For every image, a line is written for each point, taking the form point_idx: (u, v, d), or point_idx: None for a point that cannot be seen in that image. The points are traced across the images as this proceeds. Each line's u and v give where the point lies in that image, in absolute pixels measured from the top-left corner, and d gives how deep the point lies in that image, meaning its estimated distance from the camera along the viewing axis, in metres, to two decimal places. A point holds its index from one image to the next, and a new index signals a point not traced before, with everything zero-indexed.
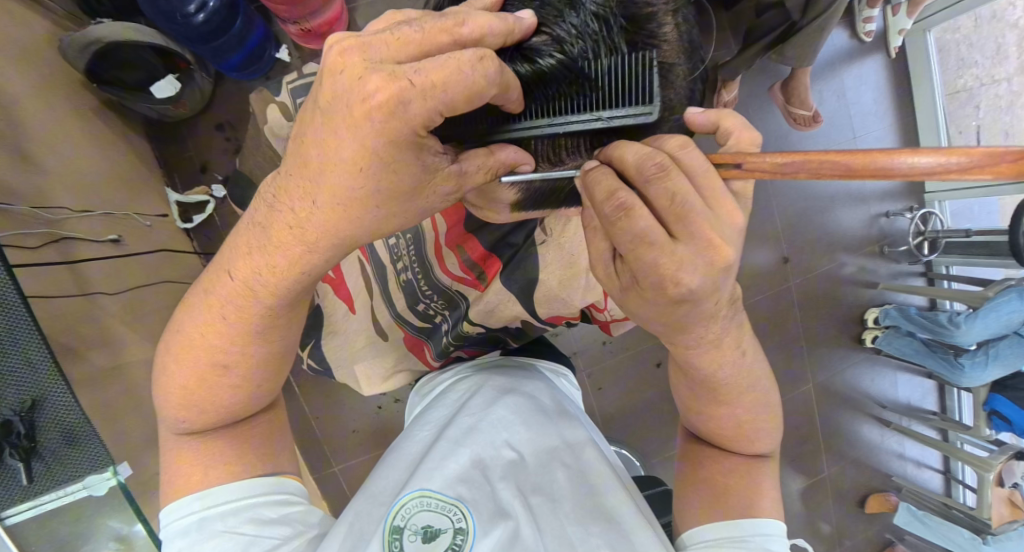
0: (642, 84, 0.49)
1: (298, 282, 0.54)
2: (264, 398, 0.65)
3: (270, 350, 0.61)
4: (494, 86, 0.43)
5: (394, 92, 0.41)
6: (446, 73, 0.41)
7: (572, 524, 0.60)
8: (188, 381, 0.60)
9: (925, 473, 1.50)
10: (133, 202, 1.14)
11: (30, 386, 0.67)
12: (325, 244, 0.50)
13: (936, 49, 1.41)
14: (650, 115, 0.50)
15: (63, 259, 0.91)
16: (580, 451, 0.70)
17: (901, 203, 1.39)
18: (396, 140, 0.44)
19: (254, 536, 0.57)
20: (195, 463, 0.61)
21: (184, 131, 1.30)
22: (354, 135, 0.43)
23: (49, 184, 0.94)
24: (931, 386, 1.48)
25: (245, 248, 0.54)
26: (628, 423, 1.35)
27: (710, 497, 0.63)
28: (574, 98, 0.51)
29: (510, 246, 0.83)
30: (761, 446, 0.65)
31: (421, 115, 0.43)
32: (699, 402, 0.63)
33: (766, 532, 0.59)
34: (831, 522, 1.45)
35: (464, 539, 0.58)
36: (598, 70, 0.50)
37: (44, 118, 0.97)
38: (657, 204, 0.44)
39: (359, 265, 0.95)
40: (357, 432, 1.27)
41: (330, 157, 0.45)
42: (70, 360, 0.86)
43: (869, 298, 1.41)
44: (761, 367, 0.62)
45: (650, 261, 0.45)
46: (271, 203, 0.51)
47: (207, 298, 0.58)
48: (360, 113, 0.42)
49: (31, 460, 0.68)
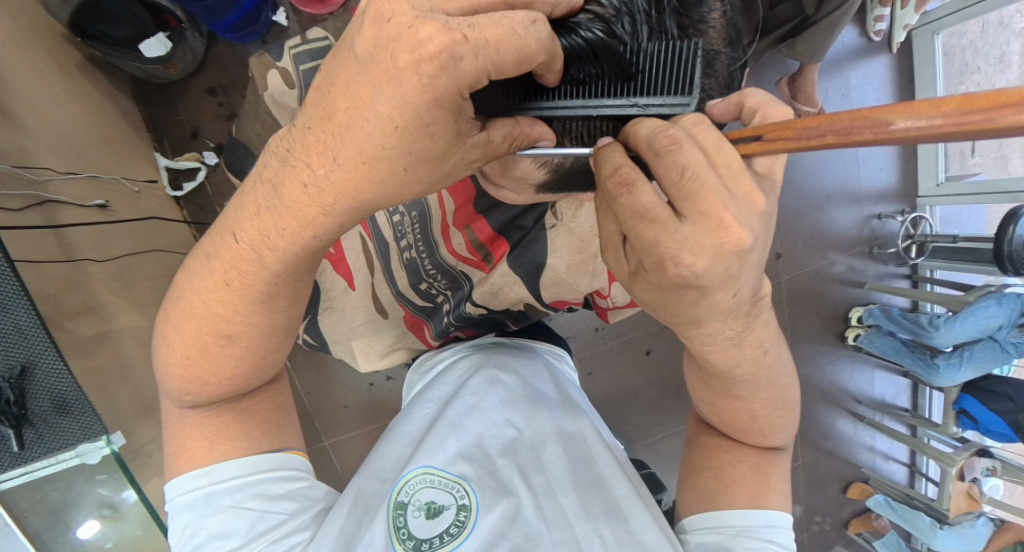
0: (683, 73, 0.49)
1: (309, 247, 0.52)
2: (269, 370, 0.64)
3: (275, 320, 0.59)
4: (543, 51, 0.43)
5: (445, 44, 0.39)
6: (501, 32, 0.40)
7: (571, 504, 0.61)
8: (190, 351, 0.59)
9: (892, 465, 1.56)
10: (118, 165, 1.10)
11: (18, 354, 0.66)
12: (342, 206, 0.47)
13: (942, 53, 1.40)
14: (688, 106, 0.50)
15: (47, 222, 0.88)
16: (581, 435, 0.71)
17: (893, 205, 1.42)
18: (440, 98, 0.41)
19: (262, 512, 0.58)
20: (199, 439, 0.61)
21: (175, 91, 1.24)
22: (395, 87, 0.41)
23: (33, 144, 0.90)
24: (904, 385, 1.54)
25: (252, 209, 0.52)
26: (616, 407, 1.38)
27: (715, 486, 0.65)
28: (612, 80, 0.50)
29: (520, 229, 0.84)
30: (773, 440, 0.66)
31: (470, 73, 0.40)
32: (709, 395, 0.64)
33: (774, 523, 0.62)
34: (802, 505, 1.50)
35: (467, 515, 0.60)
36: (641, 54, 0.49)
37: (27, 73, 0.93)
38: (665, 173, 0.44)
39: (361, 240, 0.91)
40: (349, 408, 1.28)
41: (361, 112, 0.42)
42: (56, 329, 0.84)
43: (855, 297, 1.44)
44: (784, 363, 0.61)
45: (650, 236, 0.44)
46: (283, 158, 0.48)
47: (210, 264, 0.56)
48: (405, 63, 0.40)
49: (21, 427, 0.68)
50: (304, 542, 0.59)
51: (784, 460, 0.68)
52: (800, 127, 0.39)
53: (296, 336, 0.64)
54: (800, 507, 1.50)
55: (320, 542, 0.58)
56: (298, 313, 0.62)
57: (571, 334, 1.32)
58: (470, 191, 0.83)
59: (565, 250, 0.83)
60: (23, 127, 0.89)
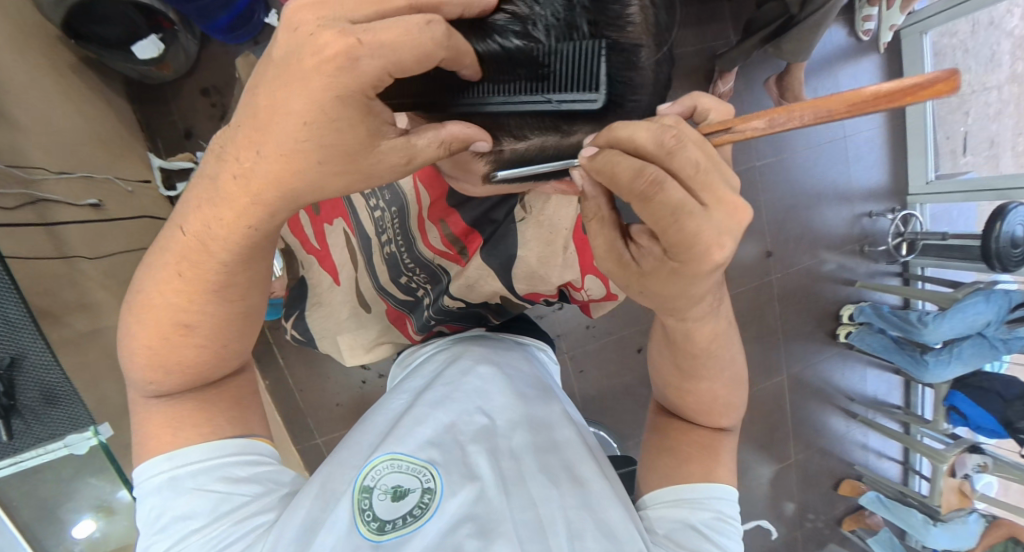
0: (593, 73, 0.49)
1: (249, 238, 0.53)
2: (235, 358, 0.65)
3: (232, 309, 0.60)
4: (443, 48, 0.42)
5: (343, 48, 0.40)
6: (398, 35, 0.40)
7: (537, 486, 0.61)
8: (153, 339, 0.59)
9: (885, 463, 1.55)
10: (110, 164, 1.10)
11: (8, 346, 0.66)
12: (270, 196, 0.49)
13: (932, 53, 1.40)
14: (595, 103, 0.51)
15: (39, 220, 0.90)
16: (549, 423, 0.71)
17: (884, 204, 1.42)
18: (345, 96, 0.42)
19: (226, 493, 0.59)
20: (166, 426, 0.61)
21: (170, 92, 1.25)
22: (302, 88, 0.42)
23: (23, 142, 0.92)
24: (897, 382, 1.53)
25: (196, 202, 0.53)
26: (607, 404, 1.38)
27: (673, 465, 0.66)
28: (526, 79, 0.50)
29: (492, 223, 0.84)
30: (724, 420, 0.67)
31: (370, 74, 0.41)
32: (676, 377, 0.66)
33: (723, 495, 0.64)
34: (796, 503, 1.49)
35: (431, 498, 0.60)
36: (556, 55, 0.48)
37: (20, 73, 0.94)
38: (679, 169, 0.41)
39: (344, 236, 0.93)
40: (341, 406, 1.28)
41: (275, 109, 0.43)
42: (46, 324, 0.85)
43: (846, 295, 1.44)
44: (737, 343, 0.65)
45: (692, 229, 0.42)
46: (218, 152, 0.50)
47: (164, 257, 0.57)
48: (309, 65, 0.41)
49: (10, 418, 0.69)
50: (269, 522, 0.59)
51: (732, 443, 0.69)
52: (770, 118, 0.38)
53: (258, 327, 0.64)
54: (793, 506, 1.49)
55: (283, 526, 0.58)
56: (257, 301, 0.62)
57: (561, 332, 1.33)
58: (445, 186, 0.83)
59: (535, 243, 0.83)
60: (13, 124, 0.90)
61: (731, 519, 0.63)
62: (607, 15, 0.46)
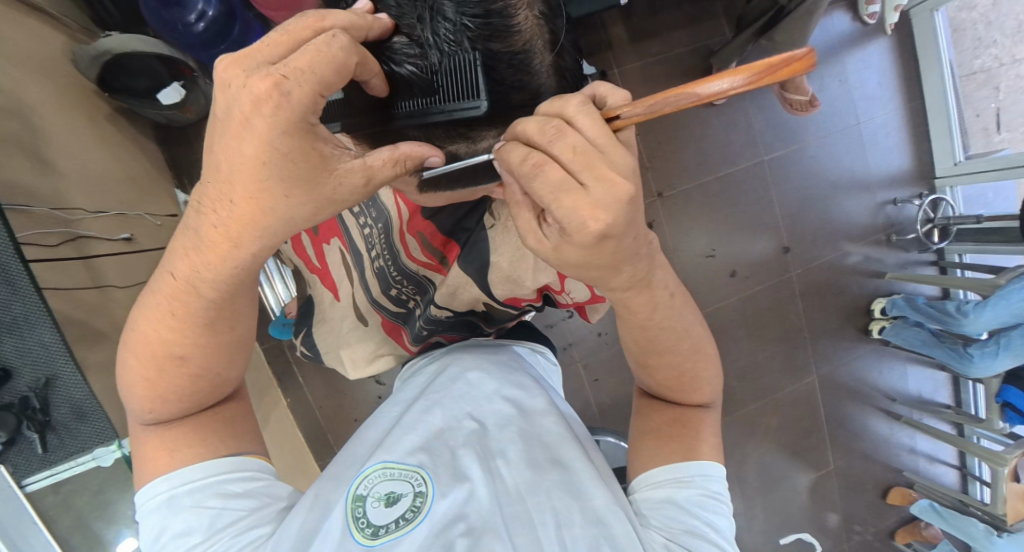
0: (474, 80, 0.52)
1: (237, 277, 0.57)
2: (227, 381, 0.69)
3: (222, 338, 0.64)
4: (353, 54, 0.46)
5: (272, 85, 0.44)
6: (311, 57, 0.44)
7: (527, 486, 0.60)
8: (148, 369, 0.64)
9: (938, 468, 1.46)
10: (141, 201, 1.21)
11: (43, 367, 0.73)
12: (249, 237, 0.52)
13: (947, 31, 1.33)
14: (480, 108, 0.53)
15: (79, 255, 0.99)
16: (539, 417, 0.70)
17: (909, 190, 1.39)
18: (290, 130, 0.46)
19: (221, 508, 0.61)
20: (162, 449, 0.64)
21: (193, 134, 1.36)
22: (251, 133, 0.46)
23: (66, 187, 1.02)
24: (944, 379, 1.45)
25: (182, 250, 0.57)
26: (625, 413, 1.36)
27: (659, 446, 0.67)
28: (421, 94, 0.55)
29: (465, 231, 0.86)
30: (701, 395, 0.69)
31: (304, 101, 0.45)
32: (643, 357, 0.67)
33: (709, 473, 0.64)
34: (839, 514, 1.43)
35: (423, 501, 0.59)
36: (444, 69, 0.53)
37: (62, 126, 1.06)
38: (560, 154, 0.45)
39: (340, 253, 0.98)
40: (359, 422, 1.32)
41: (233, 160, 0.47)
42: (82, 348, 0.93)
43: (876, 288, 1.40)
44: (694, 315, 0.65)
45: (568, 205, 0.45)
46: (196, 208, 0.53)
47: (156, 298, 0.61)
48: (250, 110, 0.45)
49: (46, 432, 0.73)
50: (265, 535, 0.61)
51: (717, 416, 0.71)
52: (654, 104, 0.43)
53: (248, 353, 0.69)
54: (836, 516, 1.44)
55: (278, 538, 0.59)
56: (247, 329, 0.67)
57: (571, 341, 1.33)
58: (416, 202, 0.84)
59: (505, 249, 0.83)
60: (56, 171, 1.01)
61: (715, 495, 0.63)
62: (487, 28, 0.51)
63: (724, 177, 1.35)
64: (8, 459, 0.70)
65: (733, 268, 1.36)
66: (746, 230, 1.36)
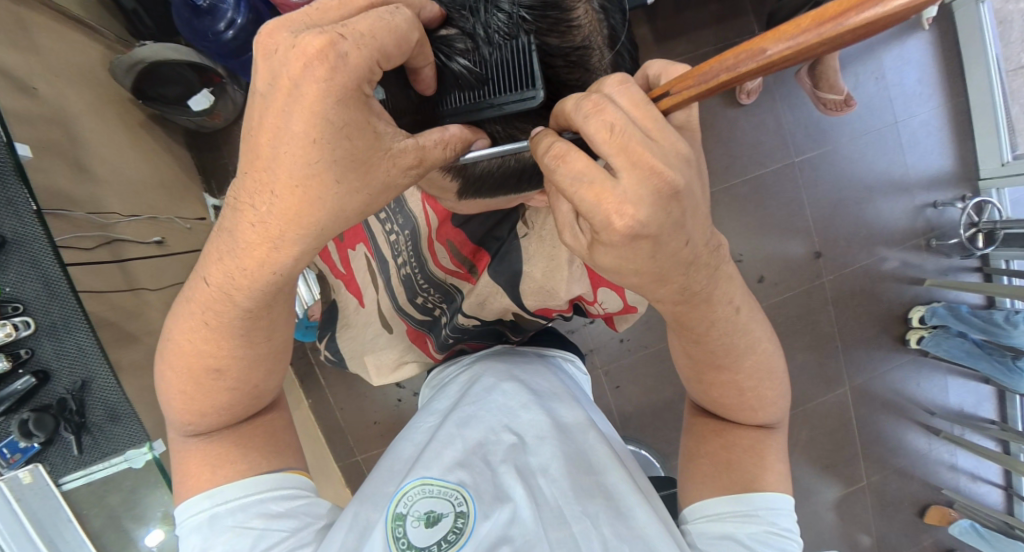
0: (528, 71, 0.52)
1: (272, 284, 0.57)
2: (264, 396, 0.69)
3: (259, 351, 0.64)
4: (416, 28, 0.47)
5: (327, 42, 0.44)
6: (372, 23, 0.45)
7: (569, 505, 0.59)
8: (186, 386, 0.64)
9: (981, 487, 1.39)
10: (173, 206, 1.25)
11: (79, 370, 0.75)
12: (292, 235, 0.51)
13: (992, 23, 1.26)
14: (535, 99, 0.52)
15: (113, 258, 1.03)
16: (579, 431, 0.69)
17: (951, 192, 1.32)
18: (344, 98, 0.45)
19: (263, 530, 0.60)
20: (202, 464, 0.64)
21: (222, 139, 1.40)
22: (301, 102, 0.45)
23: (104, 191, 1.06)
24: (988, 392, 1.38)
25: (217, 256, 0.57)
26: (647, 422, 1.33)
27: (715, 472, 0.65)
28: (472, 85, 0.54)
29: (497, 240, 0.88)
30: (764, 416, 0.66)
31: (360, 63, 0.45)
32: (699, 373, 0.65)
33: (774, 505, 0.62)
34: (872, 534, 1.37)
35: (465, 522, 0.58)
36: (498, 62, 0.53)
37: (98, 133, 1.09)
38: (594, 133, 0.43)
39: (364, 260, 0.98)
40: (378, 424, 1.34)
41: (278, 141, 0.47)
42: (116, 350, 0.97)
43: (914, 296, 1.34)
44: (762, 326, 0.63)
45: (595, 198, 0.43)
46: (233, 207, 0.53)
47: (190, 306, 0.61)
48: (299, 71, 0.44)
49: (81, 434, 0.75)
50: None
51: (781, 441, 0.68)
52: (698, 74, 0.41)
53: (284, 366, 0.69)
54: (870, 536, 1.38)
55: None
56: (282, 343, 0.66)
57: (592, 346, 1.31)
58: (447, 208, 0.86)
59: (539, 258, 0.86)
60: (95, 177, 1.05)
61: (782, 531, 0.61)
62: (547, 21, 0.52)
63: (752, 180, 1.31)
64: (45, 458, 0.73)
65: (761, 274, 1.32)
66: (779, 234, 1.32)
